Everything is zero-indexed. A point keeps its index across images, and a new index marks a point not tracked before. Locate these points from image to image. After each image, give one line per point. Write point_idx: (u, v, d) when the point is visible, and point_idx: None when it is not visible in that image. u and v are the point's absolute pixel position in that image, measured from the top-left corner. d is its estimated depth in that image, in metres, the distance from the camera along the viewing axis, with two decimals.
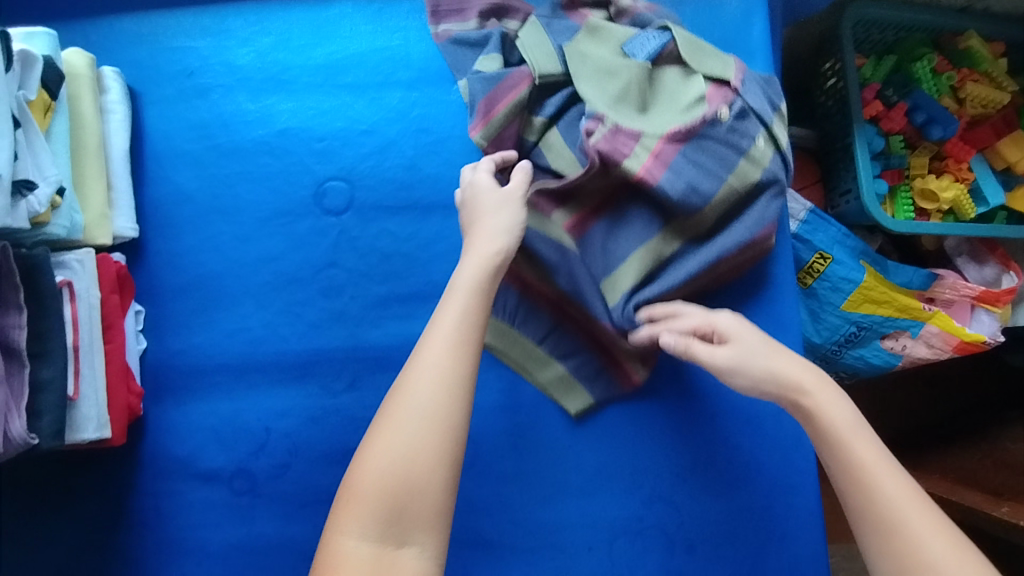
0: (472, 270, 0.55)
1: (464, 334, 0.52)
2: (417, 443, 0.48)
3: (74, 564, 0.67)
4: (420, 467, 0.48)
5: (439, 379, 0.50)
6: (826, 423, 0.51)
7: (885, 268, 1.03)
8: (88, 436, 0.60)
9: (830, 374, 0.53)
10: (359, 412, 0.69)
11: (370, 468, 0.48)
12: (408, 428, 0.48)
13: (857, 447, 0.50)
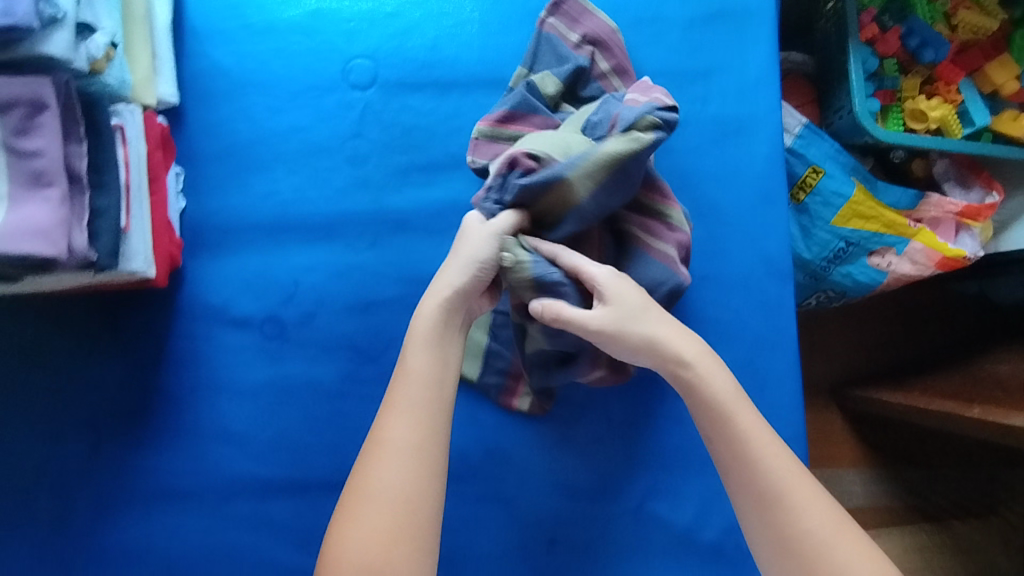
0: (423, 351, 0.58)
1: (428, 398, 0.57)
2: (380, 523, 0.53)
3: (120, 395, 0.74)
4: (384, 544, 0.52)
5: (408, 458, 0.55)
6: (758, 538, 0.56)
7: (874, 186, 1.09)
8: (135, 268, 0.66)
9: (756, 431, 0.59)
10: (381, 267, 0.75)
11: (353, 543, 0.52)
12: (372, 510, 0.53)
13: (789, 539, 0.55)
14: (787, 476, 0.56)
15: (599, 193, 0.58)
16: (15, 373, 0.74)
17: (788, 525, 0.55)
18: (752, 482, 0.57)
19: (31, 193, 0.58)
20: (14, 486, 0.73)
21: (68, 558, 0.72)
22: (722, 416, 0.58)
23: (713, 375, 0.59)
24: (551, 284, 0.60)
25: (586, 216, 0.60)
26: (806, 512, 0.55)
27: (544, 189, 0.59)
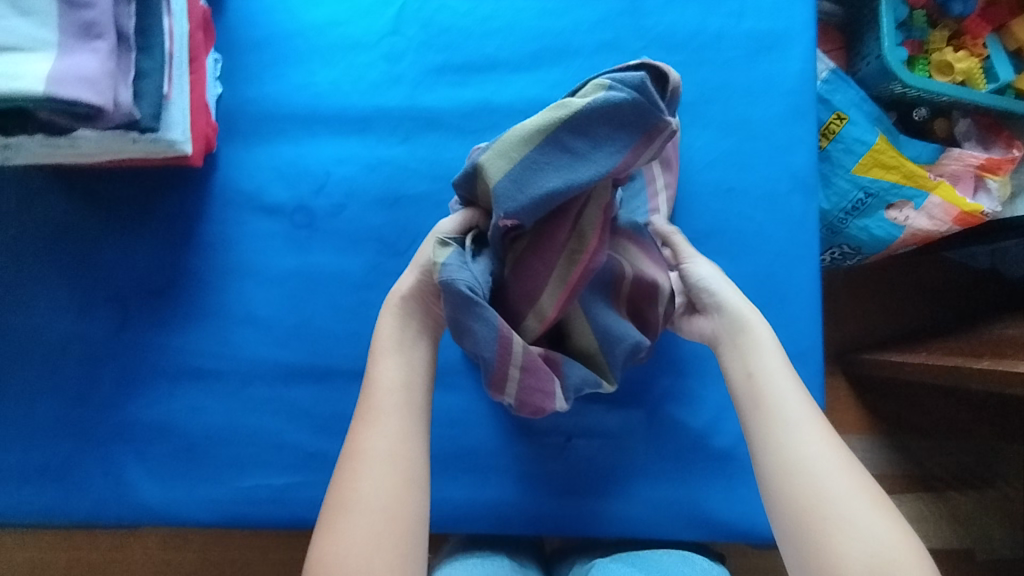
0: (398, 367, 0.59)
1: (394, 405, 0.57)
2: (363, 524, 0.52)
3: (149, 275, 0.75)
4: (371, 536, 0.51)
5: (391, 453, 0.55)
6: (783, 488, 0.54)
7: (896, 138, 1.10)
8: (174, 138, 0.68)
9: (790, 389, 0.58)
10: (412, 163, 0.76)
11: (337, 546, 0.51)
12: (357, 504, 0.53)
13: (813, 496, 0.53)
14: (816, 442, 0.55)
15: (518, 175, 0.51)
16: (44, 247, 0.74)
17: (812, 484, 0.53)
18: (779, 432, 0.56)
19: (79, 43, 0.58)
20: (42, 358, 0.74)
21: (94, 431, 0.74)
22: (755, 382, 0.59)
23: (759, 326, 0.62)
24: (460, 293, 0.55)
25: (507, 208, 0.52)
26: (834, 478, 0.53)
27: (474, 177, 0.58)
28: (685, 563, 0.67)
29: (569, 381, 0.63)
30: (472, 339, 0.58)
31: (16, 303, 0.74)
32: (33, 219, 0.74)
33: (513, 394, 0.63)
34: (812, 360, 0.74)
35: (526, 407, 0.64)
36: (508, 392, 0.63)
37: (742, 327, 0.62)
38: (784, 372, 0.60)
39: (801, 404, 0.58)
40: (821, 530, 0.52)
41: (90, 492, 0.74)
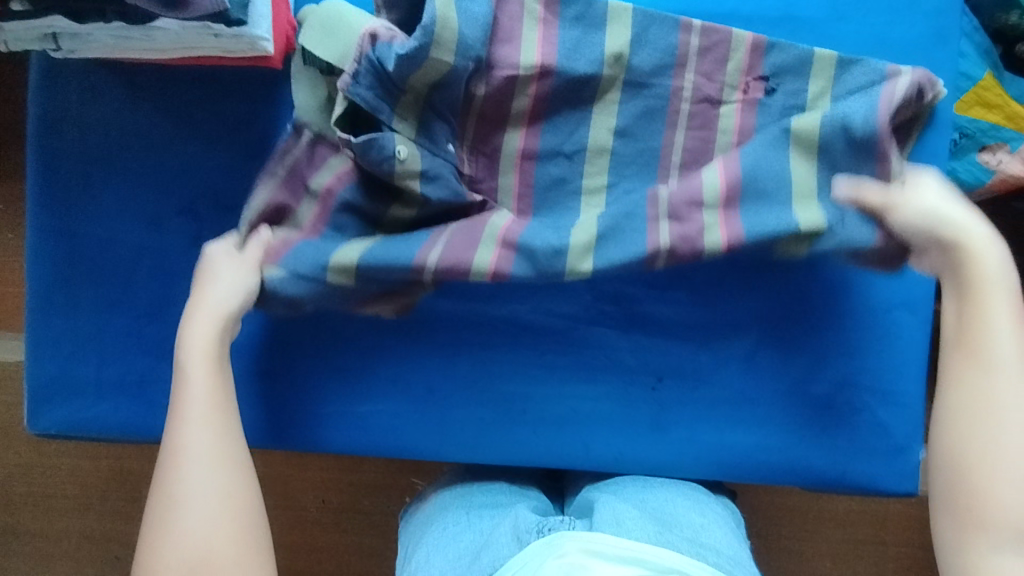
0: (206, 385, 0.61)
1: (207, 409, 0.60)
2: (214, 528, 0.56)
3: (221, 185, 0.70)
4: (223, 539, 0.56)
5: (210, 458, 0.59)
6: (963, 426, 0.56)
7: (1001, 75, 1.01)
8: (259, 36, 0.61)
9: (1008, 337, 0.57)
10: None
11: (177, 546, 0.55)
12: (195, 510, 0.56)
13: (989, 446, 0.55)
14: (1016, 394, 0.56)
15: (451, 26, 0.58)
16: (111, 147, 0.70)
17: (995, 436, 0.55)
18: (982, 379, 0.56)
19: None
20: (117, 270, 0.71)
21: (171, 348, 0.72)
22: (970, 324, 0.58)
23: (991, 258, 0.58)
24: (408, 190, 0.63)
25: (479, 53, 0.60)
26: (1013, 408, 0.55)
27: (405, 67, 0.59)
28: (691, 502, 0.69)
29: (514, 272, 0.63)
30: (404, 243, 0.64)
31: (88, 209, 0.71)
32: (99, 118, 0.70)
33: (494, 242, 0.63)
34: (925, 308, 0.70)
35: (459, 267, 0.63)
36: (431, 253, 0.63)
37: (967, 261, 0.59)
38: (1005, 313, 0.58)
39: (1018, 341, 0.57)
40: (977, 477, 0.54)
41: (168, 410, 0.72)
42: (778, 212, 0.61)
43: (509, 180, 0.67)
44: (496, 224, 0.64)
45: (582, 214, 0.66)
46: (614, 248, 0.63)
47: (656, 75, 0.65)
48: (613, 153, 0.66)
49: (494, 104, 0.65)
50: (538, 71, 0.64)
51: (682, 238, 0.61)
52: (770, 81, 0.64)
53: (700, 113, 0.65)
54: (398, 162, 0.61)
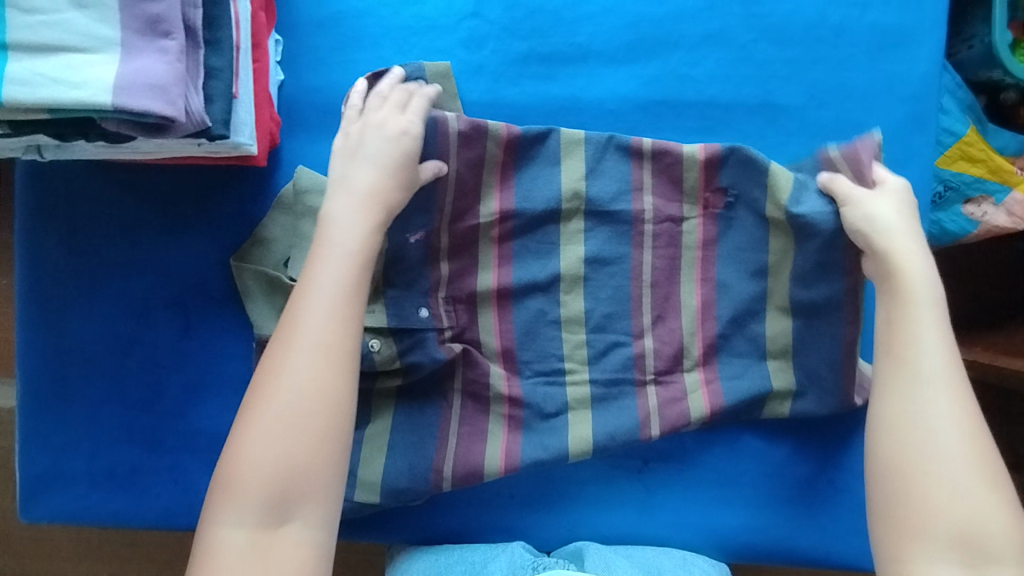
0: (326, 322, 0.55)
1: (301, 401, 0.53)
2: (288, 457, 0.52)
3: (207, 278, 0.71)
4: (316, 444, 0.53)
5: (315, 360, 0.54)
6: (889, 433, 0.54)
7: (984, 128, 1.01)
8: (241, 142, 0.61)
9: (940, 350, 0.55)
10: None
11: (251, 478, 0.52)
12: (277, 422, 0.53)
13: (912, 449, 0.53)
14: (940, 403, 0.53)
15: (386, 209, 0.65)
16: (98, 241, 0.71)
17: (924, 448, 0.52)
18: (912, 386, 0.54)
19: (146, 42, 0.52)
20: (107, 362, 0.72)
21: (160, 438, 0.72)
22: (898, 329, 0.57)
23: (916, 265, 0.58)
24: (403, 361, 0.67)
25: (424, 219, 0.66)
26: (930, 410, 0.53)
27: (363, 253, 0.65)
28: (681, 567, 0.68)
29: (523, 459, 0.69)
30: (418, 452, 0.68)
31: (76, 301, 0.71)
32: (85, 215, 0.70)
33: (501, 434, 0.69)
34: None
35: (472, 473, 0.68)
36: (446, 465, 0.68)
37: (896, 271, 0.58)
38: (934, 324, 0.56)
39: (945, 348, 0.55)
40: (915, 483, 0.52)
41: (159, 499, 0.73)
42: (749, 366, 0.70)
43: (489, 318, 0.69)
44: (500, 409, 0.70)
45: (564, 345, 0.69)
46: (609, 411, 0.69)
47: (616, 202, 0.68)
48: (586, 280, 0.69)
49: (465, 240, 0.68)
50: (498, 217, 0.67)
51: (669, 400, 0.69)
52: (729, 194, 0.68)
53: (663, 231, 0.69)
54: (376, 350, 0.66)
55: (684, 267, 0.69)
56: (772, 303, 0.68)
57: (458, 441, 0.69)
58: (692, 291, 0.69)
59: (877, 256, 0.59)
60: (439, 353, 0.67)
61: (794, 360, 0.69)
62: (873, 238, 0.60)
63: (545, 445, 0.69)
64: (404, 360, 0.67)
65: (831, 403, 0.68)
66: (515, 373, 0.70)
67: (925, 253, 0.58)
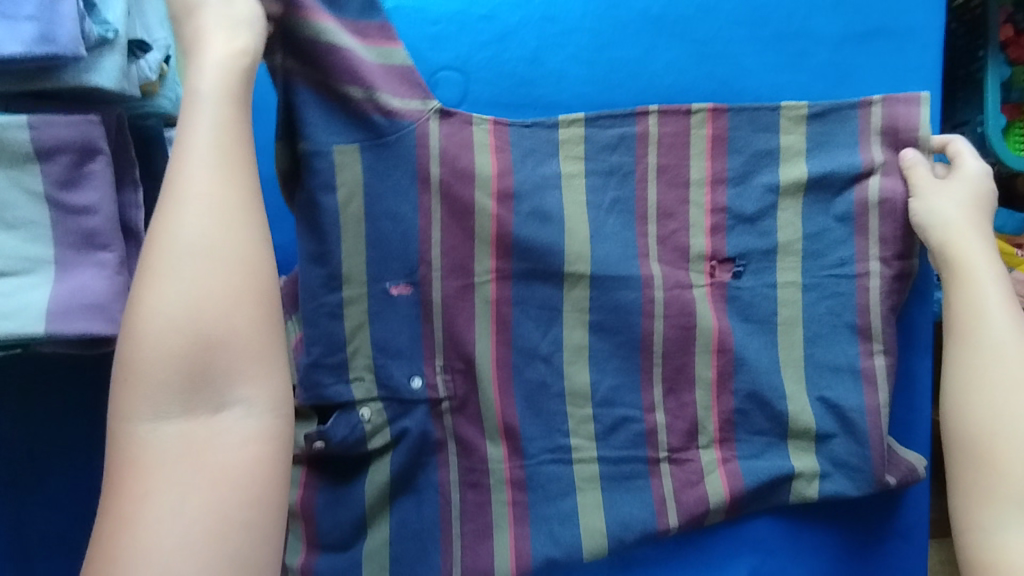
0: (213, 175, 0.41)
1: (222, 141, 0.42)
2: (198, 295, 0.39)
3: None
4: (216, 306, 0.39)
5: (210, 210, 0.40)
6: (964, 406, 0.55)
7: None
8: None
9: (1007, 324, 0.56)
10: (467, 315, 0.67)
11: (154, 333, 0.39)
12: (184, 270, 0.39)
13: (994, 431, 0.53)
14: (1010, 369, 0.55)
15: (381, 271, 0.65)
16: (47, 422, 0.66)
17: (994, 423, 0.53)
18: (980, 360, 0.56)
19: (80, 258, 0.48)
20: (64, 550, 0.66)
21: None
22: (967, 309, 0.58)
23: (975, 254, 0.60)
24: (397, 428, 0.65)
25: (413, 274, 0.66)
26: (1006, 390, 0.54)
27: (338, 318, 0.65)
28: None
29: (534, 557, 0.65)
30: (425, 561, 0.65)
31: (23, 490, 0.65)
32: (34, 397, 0.66)
33: (507, 529, 0.66)
34: (917, 536, 0.67)
35: None
36: (455, 564, 0.65)
37: (958, 260, 0.60)
38: (995, 294, 0.58)
39: (1011, 316, 0.57)
40: (996, 451, 0.53)
41: None
42: (770, 445, 0.65)
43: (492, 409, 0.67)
44: (504, 499, 0.67)
45: (569, 420, 0.67)
46: (620, 497, 0.66)
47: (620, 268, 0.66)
48: (589, 350, 0.67)
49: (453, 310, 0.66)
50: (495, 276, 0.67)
51: (684, 482, 0.66)
52: (737, 263, 0.65)
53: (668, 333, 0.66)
54: (366, 423, 0.64)
55: (696, 341, 0.66)
56: (788, 373, 0.65)
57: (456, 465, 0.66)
58: (706, 362, 0.66)
59: (939, 254, 0.61)
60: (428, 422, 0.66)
61: (818, 441, 0.64)
62: (948, 250, 0.60)
63: (556, 537, 0.65)
64: (398, 430, 0.65)
65: (865, 479, 0.63)
66: (517, 454, 0.67)
67: (979, 241, 0.60)
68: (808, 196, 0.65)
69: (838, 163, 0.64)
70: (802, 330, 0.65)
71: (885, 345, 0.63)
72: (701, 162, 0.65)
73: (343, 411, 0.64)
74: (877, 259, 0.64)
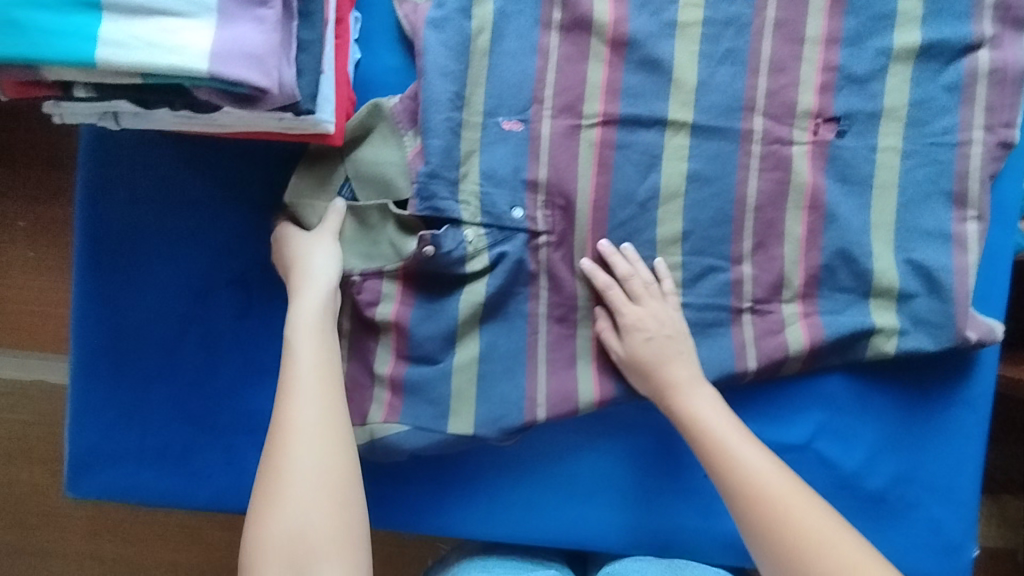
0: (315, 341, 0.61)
1: (322, 385, 0.59)
2: (319, 458, 0.56)
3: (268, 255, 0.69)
4: (329, 468, 0.57)
5: (319, 380, 0.59)
6: (753, 515, 0.58)
7: None
8: (323, 119, 0.60)
9: (752, 449, 0.61)
10: (571, 152, 0.68)
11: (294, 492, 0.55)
12: (304, 443, 0.56)
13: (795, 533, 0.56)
14: (756, 461, 0.60)
15: (496, 100, 0.67)
16: (143, 208, 0.69)
17: (786, 515, 0.57)
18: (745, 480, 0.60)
19: (242, 11, 0.50)
20: (162, 336, 0.70)
21: (214, 419, 0.71)
22: (705, 433, 0.63)
23: (698, 398, 0.64)
24: (497, 256, 0.67)
25: (523, 108, 0.67)
26: (748, 463, 0.60)
27: (452, 135, 0.66)
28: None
29: (616, 387, 0.69)
30: (509, 382, 0.68)
31: (136, 275, 0.69)
32: (148, 186, 0.68)
33: (590, 361, 0.69)
34: (983, 404, 0.69)
35: (567, 401, 0.68)
36: (540, 391, 0.68)
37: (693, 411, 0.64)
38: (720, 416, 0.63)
39: (722, 415, 0.63)
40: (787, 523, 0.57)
41: (210, 481, 0.71)
42: (851, 303, 0.67)
43: (585, 245, 0.68)
44: (588, 337, 0.70)
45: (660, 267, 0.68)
46: (702, 343, 0.68)
47: (725, 118, 0.67)
48: (686, 198, 0.67)
49: (558, 148, 0.67)
50: (601, 121, 0.68)
51: (765, 331, 0.68)
52: (841, 124, 0.67)
53: (767, 187, 0.67)
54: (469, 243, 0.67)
55: (791, 197, 0.67)
56: (878, 235, 0.66)
57: (551, 301, 0.69)
58: (798, 219, 0.67)
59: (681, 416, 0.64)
60: (525, 254, 0.68)
61: (900, 299, 0.66)
62: (663, 352, 0.66)
63: None
64: (498, 255, 0.67)
65: (944, 335, 0.65)
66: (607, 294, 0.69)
67: (697, 388, 0.65)
68: (917, 64, 0.66)
69: (947, 32, 0.65)
70: (898, 194, 0.66)
71: (979, 210, 0.65)
72: (818, 20, 0.66)
73: (450, 226, 0.66)
74: (979, 128, 0.65)
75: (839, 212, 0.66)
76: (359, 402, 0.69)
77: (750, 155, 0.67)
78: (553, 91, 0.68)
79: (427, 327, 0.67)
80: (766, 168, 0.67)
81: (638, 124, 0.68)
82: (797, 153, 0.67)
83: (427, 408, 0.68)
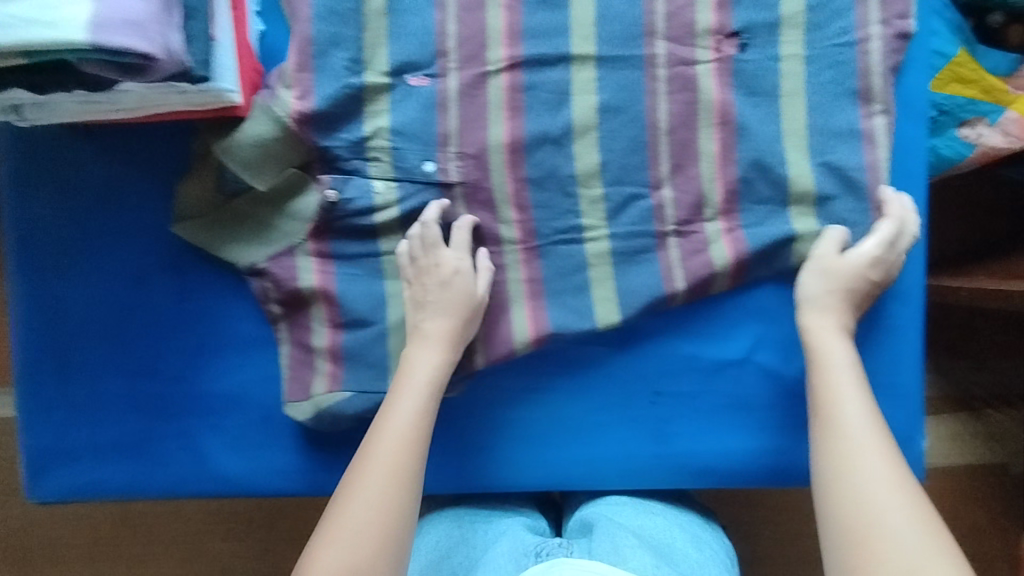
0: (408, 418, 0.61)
1: (398, 456, 0.59)
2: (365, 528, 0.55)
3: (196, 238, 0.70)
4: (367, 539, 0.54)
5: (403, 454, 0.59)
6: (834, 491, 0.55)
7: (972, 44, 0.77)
8: (223, 88, 0.60)
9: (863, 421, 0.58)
10: (480, 99, 0.68)
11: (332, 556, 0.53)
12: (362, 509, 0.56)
13: (865, 510, 0.53)
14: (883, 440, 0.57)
15: (400, 58, 0.68)
16: (70, 204, 0.70)
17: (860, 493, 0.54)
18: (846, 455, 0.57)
19: None
20: (102, 328, 0.71)
21: (164, 405, 0.71)
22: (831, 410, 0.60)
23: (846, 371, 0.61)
24: (409, 207, 0.68)
25: (428, 62, 0.68)
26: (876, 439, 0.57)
27: (348, 100, 0.67)
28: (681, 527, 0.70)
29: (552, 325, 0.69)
30: None
31: (70, 270, 0.70)
32: (72, 182, 0.69)
33: (524, 302, 0.69)
34: (915, 298, 0.70)
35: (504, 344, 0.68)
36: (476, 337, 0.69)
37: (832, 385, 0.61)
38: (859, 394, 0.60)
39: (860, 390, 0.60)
40: (859, 502, 0.53)
41: (168, 466, 0.72)
42: (772, 213, 0.67)
43: (505, 189, 0.68)
44: (518, 278, 0.69)
45: (581, 202, 0.69)
46: (631, 270, 0.69)
47: (628, 47, 0.68)
48: (599, 129, 0.68)
49: (466, 97, 0.68)
50: (507, 65, 0.68)
51: (690, 252, 0.68)
52: (741, 38, 0.67)
53: (678, 109, 0.67)
54: (377, 195, 0.68)
55: (701, 115, 0.67)
56: (790, 143, 0.67)
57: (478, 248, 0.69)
58: (710, 137, 0.67)
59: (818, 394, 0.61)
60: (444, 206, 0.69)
61: (818, 203, 0.67)
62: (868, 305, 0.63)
63: (570, 307, 0.69)
64: (409, 205, 0.68)
65: (863, 232, 0.66)
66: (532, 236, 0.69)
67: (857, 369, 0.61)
68: None
69: None
70: (805, 99, 0.67)
71: (884, 104, 0.66)
72: None
73: (354, 176, 0.68)
74: (876, 24, 0.66)
75: (750, 123, 0.67)
76: (301, 376, 0.69)
77: (657, 80, 0.68)
78: (456, 41, 0.68)
79: (351, 291, 0.69)
80: (674, 91, 0.68)
81: (543, 64, 0.68)
82: (702, 72, 0.67)
83: (367, 370, 0.69)
